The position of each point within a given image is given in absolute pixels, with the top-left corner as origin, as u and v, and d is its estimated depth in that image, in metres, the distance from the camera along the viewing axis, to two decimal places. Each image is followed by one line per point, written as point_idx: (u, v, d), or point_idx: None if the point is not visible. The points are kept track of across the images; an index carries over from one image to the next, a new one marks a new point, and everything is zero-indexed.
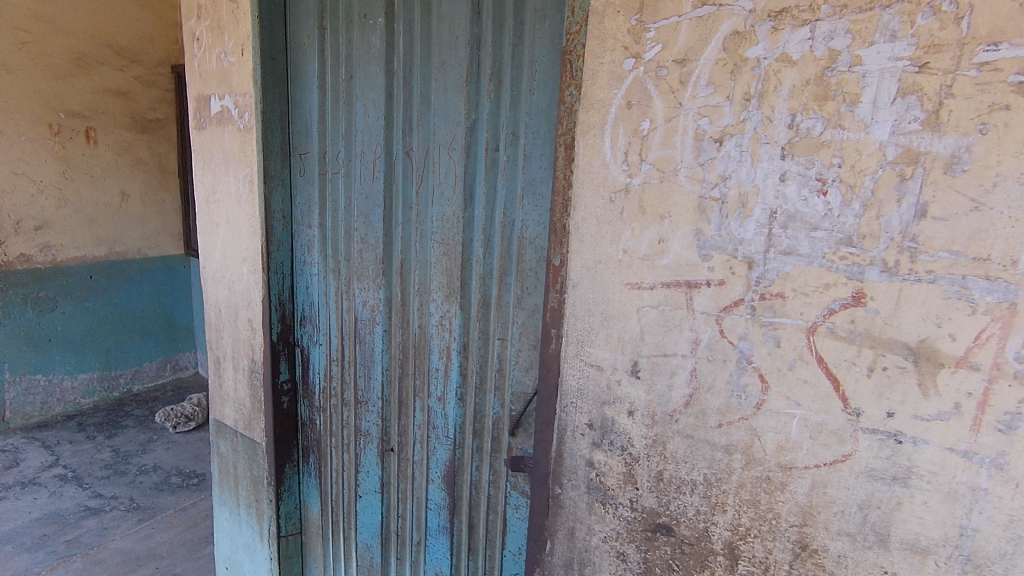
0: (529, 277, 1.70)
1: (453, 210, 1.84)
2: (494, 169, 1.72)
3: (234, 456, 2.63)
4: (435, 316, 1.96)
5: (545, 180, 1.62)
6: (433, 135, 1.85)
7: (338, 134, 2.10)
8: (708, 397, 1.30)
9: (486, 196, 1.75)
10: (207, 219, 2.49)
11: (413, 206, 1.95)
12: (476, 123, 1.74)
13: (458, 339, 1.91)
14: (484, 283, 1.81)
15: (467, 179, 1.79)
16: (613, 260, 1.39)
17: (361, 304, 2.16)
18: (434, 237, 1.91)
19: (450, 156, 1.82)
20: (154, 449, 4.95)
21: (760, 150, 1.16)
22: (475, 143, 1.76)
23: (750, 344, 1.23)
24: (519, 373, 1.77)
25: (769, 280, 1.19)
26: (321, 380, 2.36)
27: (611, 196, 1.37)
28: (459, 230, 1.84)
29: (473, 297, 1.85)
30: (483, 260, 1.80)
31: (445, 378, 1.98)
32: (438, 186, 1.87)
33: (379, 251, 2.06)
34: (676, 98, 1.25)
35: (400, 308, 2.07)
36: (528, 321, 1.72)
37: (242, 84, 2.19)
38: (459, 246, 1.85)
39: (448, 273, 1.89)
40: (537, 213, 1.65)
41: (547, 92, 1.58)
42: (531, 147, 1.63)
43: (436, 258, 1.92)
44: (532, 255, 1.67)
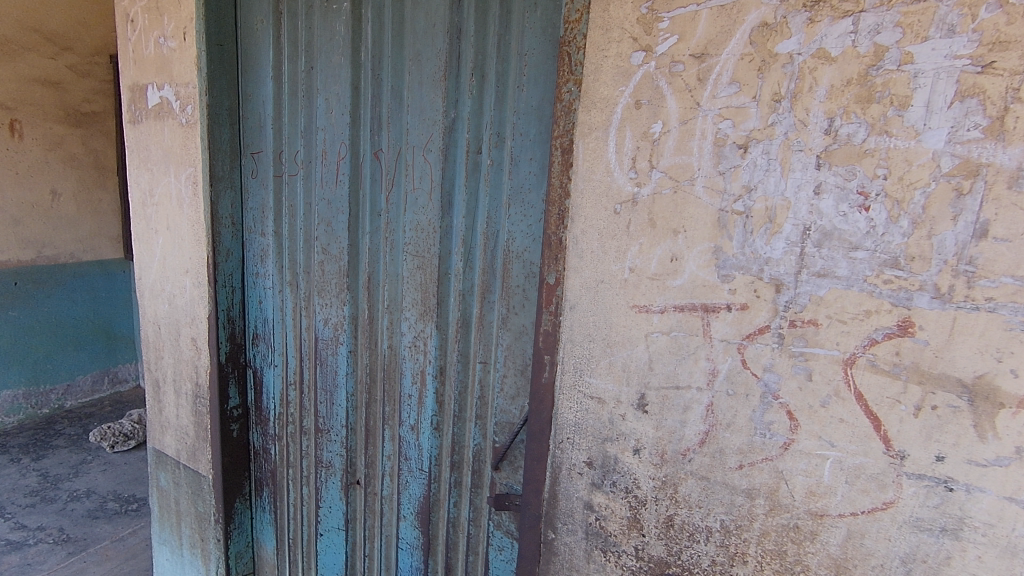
0: (516, 295, 1.52)
1: (428, 219, 1.65)
2: (476, 173, 1.54)
3: (176, 490, 2.34)
4: (407, 336, 1.76)
5: (535, 187, 1.45)
6: (406, 135, 1.65)
7: (296, 131, 1.87)
8: (727, 435, 1.15)
9: (466, 203, 1.57)
10: (142, 224, 2.19)
11: (382, 213, 1.75)
12: (455, 122, 1.56)
13: (434, 363, 1.71)
14: (464, 300, 1.63)
15: (445, 184, 1.60)
16: (617, 280, 1.22)
17: (322, 322, 1.93)
18: (406, 248, 1.71)
19: (425, 159, 1.62)
20: (88, 472, 4.52)
21: (792, 158, 1.02)
22: (454, 144, 1.57)
23: (776, 377, 1.09)
24: (504, 402, 1.59)
25: (800, 305, 1.05)
26: (277, 405, 2.11)
27: (615, 208, 1.21)
28: (436, 242, 1.64)
29: (450, 316, 1.66)
30: (462, 274, 1.61)
31: (419, 406, 1.78)
32: (411, 192, 1.67)
33: (343, 262, 1.85)
34: (693, 97, 1.10)
35: (367, 327, 1.85)
36: (514, 344, 1.54)
37: (183, 73, 1.92)
38: (436, 259, 1.65)
39: (422, 288, 1.70)
40: (526, 224, 1.47)
41: (537, 89, 1.41)
42: (519, 151, 1.46)
43: (409, 271, 1.72)
44: (520, 270, 1.50)
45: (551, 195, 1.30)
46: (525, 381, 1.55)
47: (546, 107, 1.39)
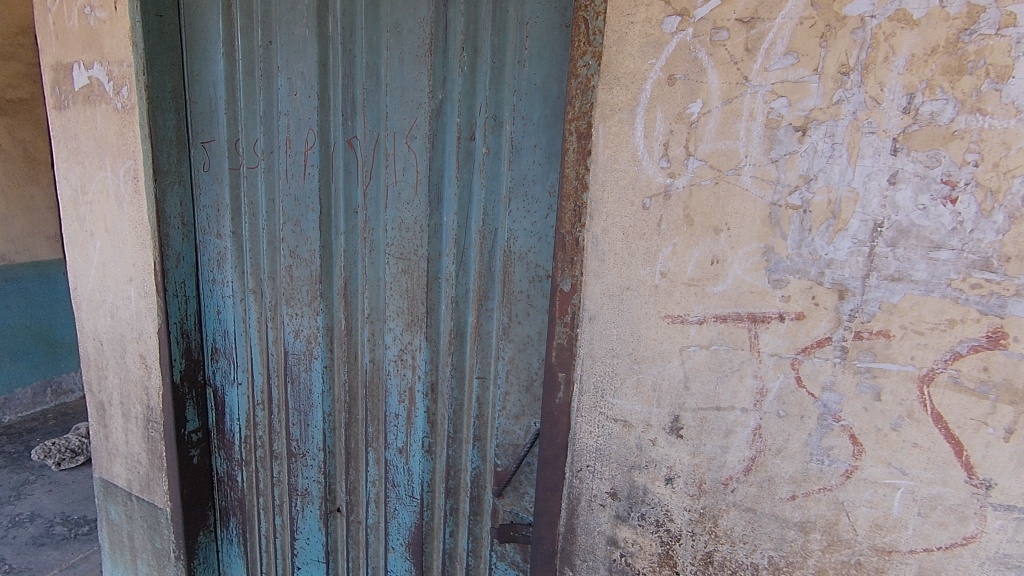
0: (518, 302, 1.35)
1: (414, 216, 1.45)
2: (470, 164, 1.35)
3: (128, 524, 2.08)
4: (391, 349, 1.57)
5: (539, 179, 1.27)
6: (385, 120, 1.44)
7: (254, 116, 1.63)
8: (777, 462, 1.00)
9: (458, 198, 1.38)
10: (74, 226, 1.90)
11: (359, 210, 1.54)
12: (443, 105, 1.36)
13: (424, 379, 1.52)
14: (457, 308, 1.44)
15: (433, 177, 1.40)
16: (646, 286, 1.06)
17: (291, 334, 1.72)
18: (387, 250, 1.51)
19: (409, 148, 1.42)
20: (31, 495, 4.13)
21: (861, 142, 0.87)
22: (442, 130, 1.37)
23: (837, 397, 0.94)
24: (506, 421, 1.42)
25: (869, 314, 0.90)
26: (243, 427, 1.90)
27: (644, 203, 1.04)
28: (423, 242, 1.45)
29: (442, 326, 1.47)
30: (455, 279, 1.42)
31: (407, 426, 1.59)
32: (392, 186, 1.47)
33: (315, 267, 1.63)
34: (739, 71, 0.93)
35: (345, 339, 1.64)
36: (518, 356, 1.37)
37: (116, 48, 1.64)
38: (424, 262, 1.46)
39: (408, 295, 1.50)
40: (529, 221, 1.30)
41: (542, 65, 1.23)
42: (520, 137, 1.28)
43: (392, 276, 1.52)
44: (523, 274, 1.32)
45: (563, 189, 1.12)
46: (531, 397, 1.38)
47: (553, 86, 1.22)
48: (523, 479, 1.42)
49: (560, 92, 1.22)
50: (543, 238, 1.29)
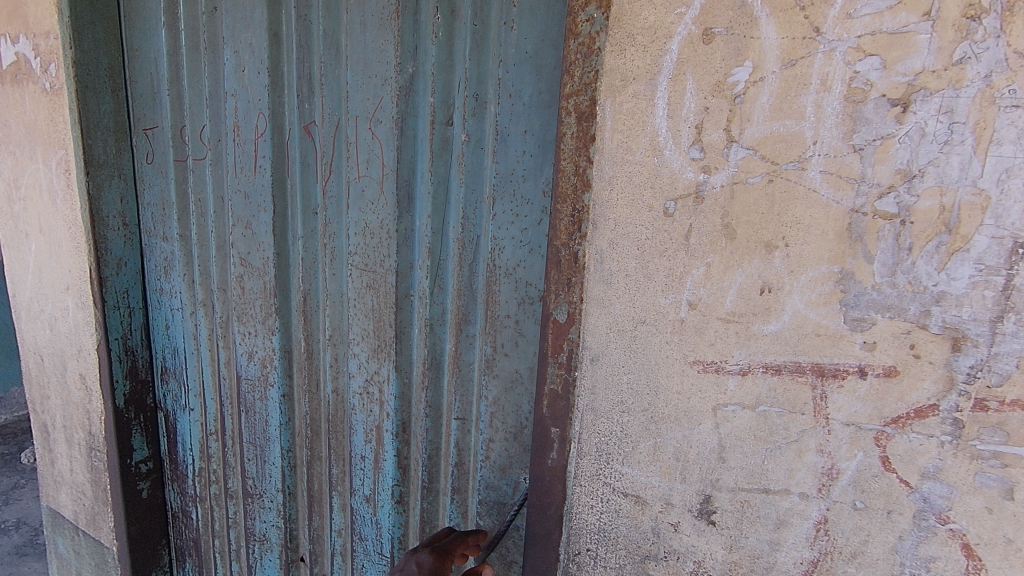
0: (505, 328, 1.08)
1: (380, 219, 1.18)
2: (446, 155, 1.08)
3: (77, 561, 1.86)
4: (355, 378, 1.30)
5: (531, 174, 1.00)
6: (346, 102, 1.18)
7: (200, 98, 1.37)
8: (851, 570, 0.72)
9: (431, 199, 1.10)
10: (10, 226, 1.67)
11: (318, 212, 1.28)
12: (414, 82, 1.09)
13: (393, 417, 1.26)
14: (431, 334, 1.17)
15: (403, 171, 1.13)
16: (668, 321, 0.78)
17: (245, 355, 1.47)
18: (350, 261, 1.25)
19: (374, 135, 1.15)
20: (20, 500, 3.94)
21: (998, 120, 0.57)
22: (413, 113, 1.10)
23: (945, 490, 0.65)
24: (490, 474, 1.15)
25: (999, 376, 0.61)
26: (195, 459, 1.65)
27: (666, 207, 0.76)
28: (391, 252, 1.18)
29: (414, 355, 1.20)
30: (429, 298, 1.15)
31: (375, 471, 1.33)
32: (355, 182, 1.20)
33: (269, 278, 1.37)
34: (806, 20, 0.64)
35: (305, 363, 1.38)
36: (505, 396, 1.10)
37: (41, 19, 1.40)
38: (392, 276, 1.19)
39: (374, 315, 1.24)
40: (517, 228, 1.03)
41: (535, 27, 0.95)
42: (506, 121, 1.00)
43: (355, 291, 1.25)
44: (510, 295, 1.05)
45: (558, 187, 0.85)
46: (520, 447, 1.11)
47: (548, 54, 0.95)
48: (511, 547, 1.15)
49: (557, 62, 0.95)
50: (535, 250, 1.02)
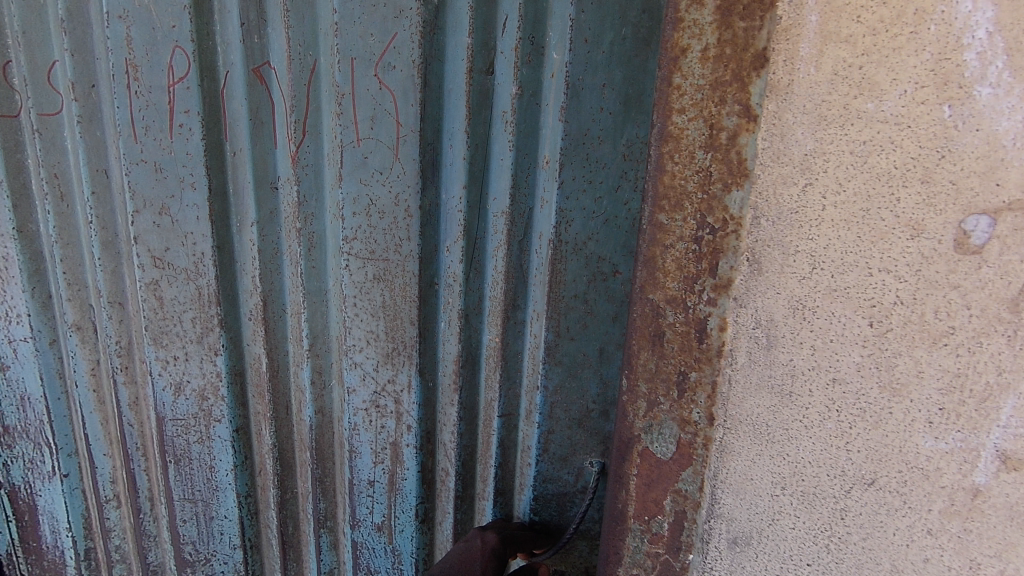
0: (573, 310, 1.20)
1: (393, 194, 1.18)
2: (485, 112, 1.12)
3: None
4: (354, 395, 1.33)
5: (609, 135, 1.10)
6: (334, 40, 1.10)
7: (46, 25, 1.14)
8: None
9: (467, 167, 1.15)
10: None
11: (287, 182, 1.20)
12: (442, 14, 1.08)
13: (416, 429, 1.34)
14: (467, 326, 1.25)
15: (425, 132, 1.14)
16: (918, 450, 0.59)
17: (164, 393, 1.34)
18: (347, 246, 1.23)
19: (380, 83, 1.11)
20: None
21: None
22: (444, 58, 1.10)
23: None
24: (550, 468, 1.30)
25: None
26: (77, 534, 1.55)
27: (969, 224, 0.53)
28: (410, 235, 1.20)
29: (445, 354, 1.29)
30: (462, 284, 1.23)
31: (388, 494, 1.40)
32: (352, 148, 1.16)
33: (203, 283, 1.26)
34: None
35: (265, 384, 1.35)
36: (568, 382, 1.24)
37: None
38: (412, 263, 1.22)
39: (382, 308, 1.26)
40: (589, 197, 1.13)
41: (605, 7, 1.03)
42: (581, 73, 1.06)
43: (355, 287, 1.25)
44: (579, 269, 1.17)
45: (659, 153, 0.71)
46: (584, 434, 1.28)
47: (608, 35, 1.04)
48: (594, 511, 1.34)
49: (614, 41, 1.05)
50: (608, 222, 1.15)
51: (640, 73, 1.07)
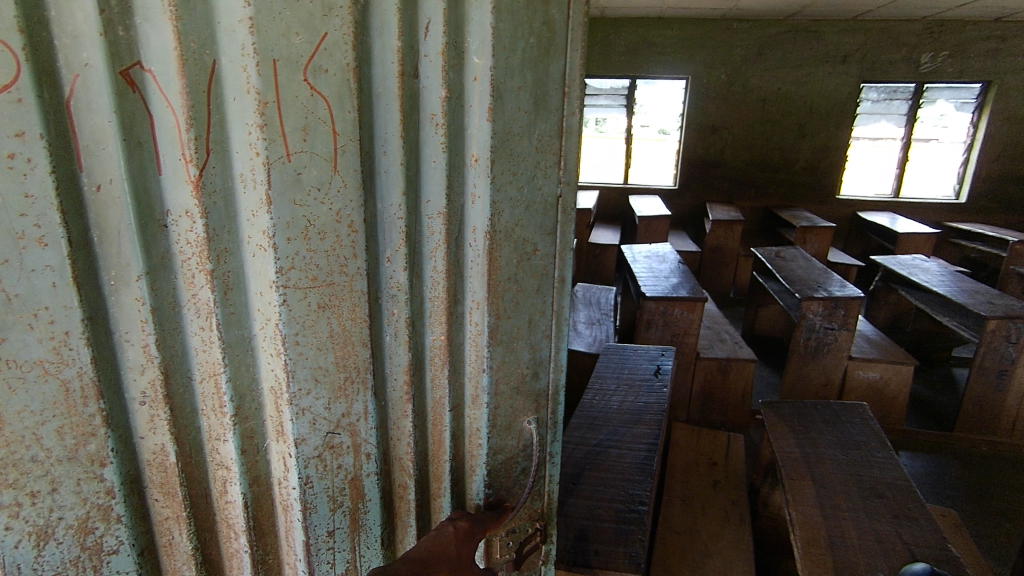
0: (507, 292, 1.12)
1: (334, 209, 0.91)
2: (415, 117, 0.96)
3: None
4: (303, 444, 1.02)
5: (526, 132, 1.04)
6: (247, 39, 0.80)
7: None
8: None
9: (404, 172, 0.97)
10: None
11: (190, 215, 0.86)
12: (368, 14, 0.87)
13: (375, 456, 1.10)
14: (414, 335, 1.08)
15: (363, 141, 0.91)
16: None
17: (16, 553, 0.89)
18: (281, 279, 0.91)
19: (311, 89, 0.84)
20: None
21: None
22: (372, 60, 0.89)
23: None
24: (496, 440, 1.23)
25: None
26: None
27: None
28: (356, 250, 0.95)
29: (392, 367, 1.07)
30: (408, 292, 1.04)
31: (350, 534, 1.14)
32: (280, 164, 0.86)
33: (72, 373, 0.84)
34: None
35: (175, 480, 0.98)
36: (508, 358, 1.17)
37: None
38: (361, 282, 0.97)
39: (329, 342, 0.98)
40: (515, 187, 1.06)
41: (516, 18, 0.98)
42: (501, 77, 0.99)
43: (295, 323, 0.94)
44: (510, 255, 1.09)
45: None
46: (523, 398, 1.23)
47: (519, 43, 0.99)
48: (540, 465, 1.30)
49: (525, 49, 1.00)
50: (531, 208, 1.09)
51: (544, 76, 1.03)
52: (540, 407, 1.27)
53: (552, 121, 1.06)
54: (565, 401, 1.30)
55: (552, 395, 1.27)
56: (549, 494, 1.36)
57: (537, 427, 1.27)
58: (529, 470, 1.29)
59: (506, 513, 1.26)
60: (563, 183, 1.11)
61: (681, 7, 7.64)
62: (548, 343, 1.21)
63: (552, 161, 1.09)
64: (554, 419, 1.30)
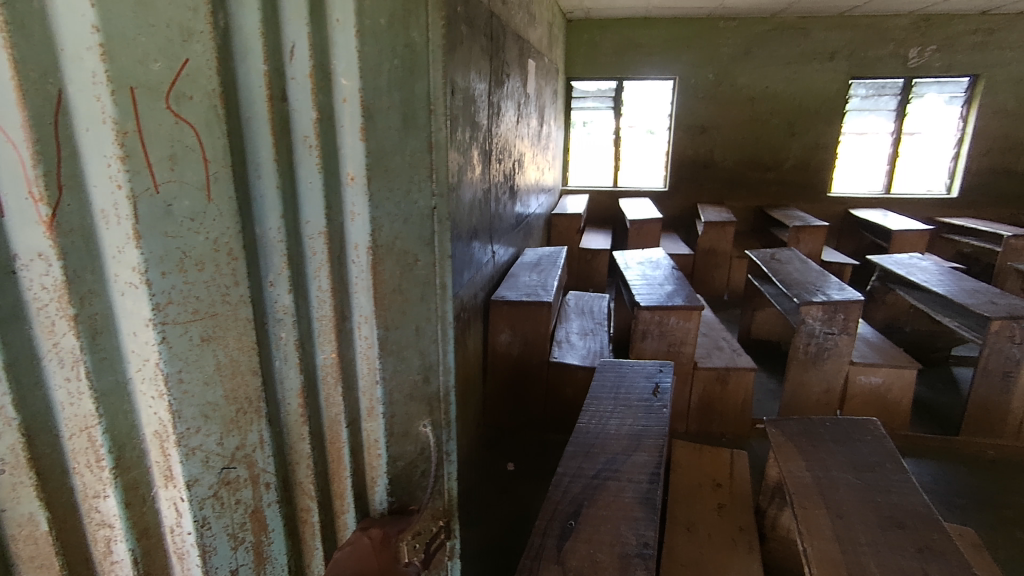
0: (394, 301, 1.66)
1: (212, 236, 1.29)
2: (289, 137, 1.40)
3: None
4: (196, 486, 1.42)
5: (397, 146, 1.56)
6: (99, 66, 1.12)
7: None
8: None
9: (280, 194, 1.40)
10: None
11: (43, 257, 1.16)
12: (229, 39, 1.25)
13: (274, 484, 1.56)
14: (301, 350, 1.53)
15: (232, 170, 1.30)
16: None
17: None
18: (158, 316, 1.27)
19: (175, 114, 1.19)
20: None
21: None
22: (239, 87, 1.29)
23: None
24: (396, 446, 1.80)
25: None
26: None
27: None
28: (238, 279, 1.35)
29: (286, 392, 1.54)
30: (292, 313, 1.49)
31: (255, 560, 1.58)
32: (148, 197, 1.20)
33: None
34: None
35: (46, 541, 1.31)
36: (401, 373, 1.74)
37: None
38: (244, 310, 1.39)
39: (214, 378, 1.38)
40: (400, 198, 1.60)
41: (380, 42, 1.48)
42: (369, 99, 1.48)
43: (175, 364, 1.32)
44: (393, 266, 1.63)
45: None
46: (416, 404, 1.81)
47: (383, 78, 1.50)
48: (437, 462, 1.92)
49: (390, 70, 1.51)
50: (408, 222, 1.63)
51: (412, 97, 1.56)
52: (433, 413, 1.86)
53: (422, 137, 1.61)
54: (454, 400, 1.90)
55: (444, 397, 1.87)
56: (449, 494, 2.00)
57: (432, 428, 1.87)
58: (428, 472, 1.89)
59: (412, 513, 1.87)
60: (436, 196, 1.67)
61: (665, 6, 7.52)
62: (434, 346, 1.79)
63: (426, 177, 1.64)
64: (447, 418, 1.90)
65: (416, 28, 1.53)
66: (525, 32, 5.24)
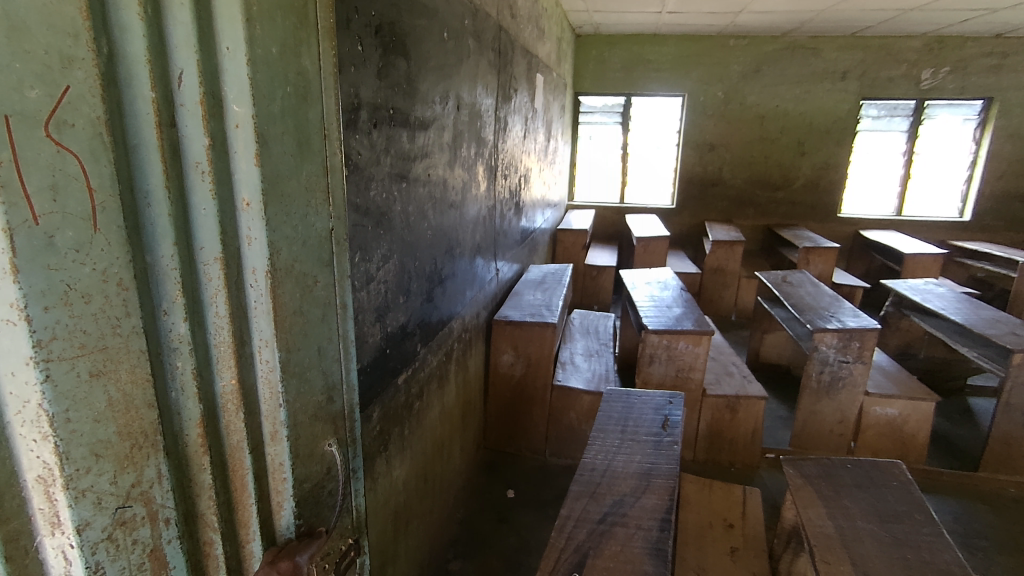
0: (295, 324, 1.07)
1: (98, 265, 0.72)
2: (176, 165, 0.85)
3: None
4: (87, 529, 0.75)
5: (293, 172, 1.02)
6: None
7: None
8: None
9: (173, 223, 0.84)
10: None
11: None
12: (115, 67, 0.74)
13: (176, 517, 0.88)
14: (201, 385, 0.93)
15: (123, 198, 0.76)
16: None
17: None
18: (38, 353, 0.67)
19: (57, 146, 0.66)
20: None
21: None
22: (125, 114, 0.76)
23: None
24: (304, 470, 1.15)
25: None
26: None
27: None
28: (130, 309, 0.77)
29: (183, 424, 0.91)
30: (192, 342, 0.89)
31: None
32: (25, 230, 0.64)
33: None
34: None
35: None
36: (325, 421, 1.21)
37: None
38: (139, 340, 0.79)
39: (108, 413, 0.76)
40: (291, 222, 1.03)
41: (273, 70, 0.95)
42: (264, 124, 0.95)
43: (64, 398, 0.70)
44: (294, 289, 1.05)
45: None
46: (326, 420, 1.21)
47: (278, 95, 0.97)
48: (347, 482, 1.31)
49: (284, 96, 0.99)
50: (308, 244, 1.08)
51: (305, 123, 1.05)
52: (339, 428, 1.27)
53: (316, 161, 1.09)
54: (359, 416, 1.35)
55: (348, 414, 1.31)
56: (359, 508, 1.39)
57: (338, 447, 1.27)
58: (336, 491, 1.27)
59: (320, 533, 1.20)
60: (334, 216, 1.18)
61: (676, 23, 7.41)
62: (337, 366, 1.23)
63: (323, 199, 1.12)
64: (353, 435, 1.33)
65: (308, 53, 1.04)
66: (532, 47, 5.15)
